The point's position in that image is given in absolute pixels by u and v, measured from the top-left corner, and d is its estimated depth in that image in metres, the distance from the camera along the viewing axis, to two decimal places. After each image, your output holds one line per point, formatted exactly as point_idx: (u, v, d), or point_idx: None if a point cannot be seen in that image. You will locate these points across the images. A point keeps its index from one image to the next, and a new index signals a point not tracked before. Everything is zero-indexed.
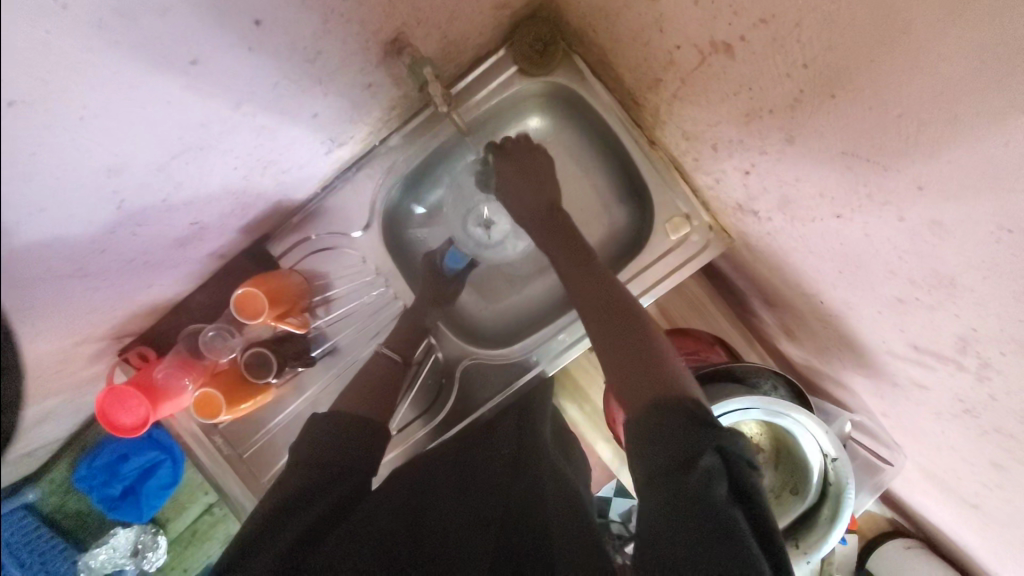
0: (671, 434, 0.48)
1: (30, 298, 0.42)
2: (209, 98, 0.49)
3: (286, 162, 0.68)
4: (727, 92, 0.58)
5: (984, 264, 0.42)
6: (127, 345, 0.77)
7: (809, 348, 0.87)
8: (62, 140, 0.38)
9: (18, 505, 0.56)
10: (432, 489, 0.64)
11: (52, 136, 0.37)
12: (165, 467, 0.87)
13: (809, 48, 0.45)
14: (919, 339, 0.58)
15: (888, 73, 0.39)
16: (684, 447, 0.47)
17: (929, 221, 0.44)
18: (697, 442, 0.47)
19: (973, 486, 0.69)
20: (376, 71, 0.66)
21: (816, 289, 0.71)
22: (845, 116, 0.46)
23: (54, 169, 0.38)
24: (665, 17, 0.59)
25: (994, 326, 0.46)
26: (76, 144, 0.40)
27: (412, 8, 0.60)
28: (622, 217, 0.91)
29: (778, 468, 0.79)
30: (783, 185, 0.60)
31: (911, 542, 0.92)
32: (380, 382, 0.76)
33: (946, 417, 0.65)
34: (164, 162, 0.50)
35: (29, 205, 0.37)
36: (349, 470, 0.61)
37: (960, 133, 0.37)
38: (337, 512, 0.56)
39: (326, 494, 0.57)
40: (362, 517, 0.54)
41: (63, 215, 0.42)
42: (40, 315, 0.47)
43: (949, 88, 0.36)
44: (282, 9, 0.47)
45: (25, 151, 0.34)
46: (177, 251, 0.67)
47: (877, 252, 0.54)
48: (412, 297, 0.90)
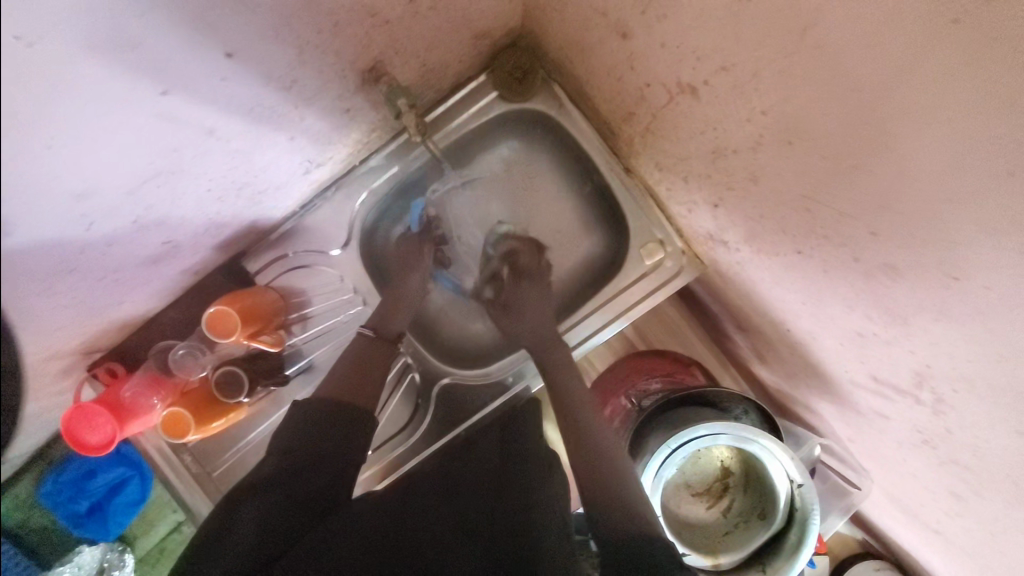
0: (650, 558, 0.49)
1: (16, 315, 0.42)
2: (181, 125, 0.49)
3: (262, 182, 0.69)
4: (693, 130, 0.60)
5: (934, 305, 0.44)
6: (97, 360, 0.75)
7: (779, 372, 0.89)
8: (50, 178, 0.37)
9: None
10: (418, 499, 0.62)
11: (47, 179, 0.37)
12: (133, 484, 0.88)
13: (767, 96, 0.46)
14: (879, 371, 0.59)
15: (839, 125, 0.41)
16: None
17: (881, 263, 0.46)
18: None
19: (935, 513, 0.70)
20: (354, 97, 0.67)
21: (782, 318, 0.73)
22: (802, 160, 0.47)
23: (46, 203, 0.38)
24: (636, 56, 0.60)
25: (946, 364, 0.48)
26: (59, 176, 0.39)
27: (389, 39, 0.61)
28: (600, 240, 0.92)
29: (748, 493, 0.80)
30: (747, 219, 0.62)
31: (879, 565, 0.93)
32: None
33: (906, 446, 0.66)
34: (135, 186, 0.50)
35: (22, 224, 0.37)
36: (324, 460, 0.59)
37: (903, 184, 0.39)
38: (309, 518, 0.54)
39: (297, 488, 0.55)
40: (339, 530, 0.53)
41: (37, 244, 0.41)
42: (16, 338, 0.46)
43: (891, 142, 0.38)
44: (254, 41, 0.48)
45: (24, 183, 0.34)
46: (149, 269, 0.66)
47: (836, 289, 0.55)
48: (376, 297, 0.89)
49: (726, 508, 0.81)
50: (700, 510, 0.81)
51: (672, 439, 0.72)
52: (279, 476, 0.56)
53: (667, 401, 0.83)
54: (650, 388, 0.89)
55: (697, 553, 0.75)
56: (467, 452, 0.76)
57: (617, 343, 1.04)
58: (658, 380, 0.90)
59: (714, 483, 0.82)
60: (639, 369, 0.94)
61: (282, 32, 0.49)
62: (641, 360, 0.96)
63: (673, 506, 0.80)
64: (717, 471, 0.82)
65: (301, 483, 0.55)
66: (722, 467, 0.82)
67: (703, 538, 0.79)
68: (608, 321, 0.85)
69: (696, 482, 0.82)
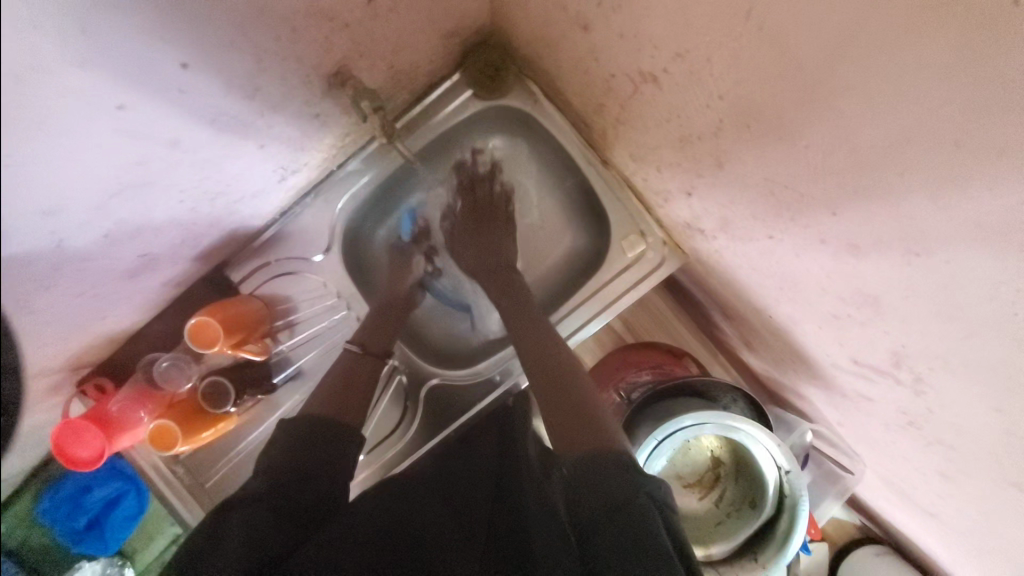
0: (609, 478, 0.53)
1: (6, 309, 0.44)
2: (142, 139, 0.49)
3: (236, 190, 0.69)
4: (659, 119, 0.60)
5: (900, 283, 0.43)
6: (87, 375, 0.75)
7: (768, 359, 0.88)
8: (9, 198, 0.37)
9: None
10: (408, 497, 0.62)
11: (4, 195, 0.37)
12: (130, 498, 0.86)
13: (721, 81, 0.46)
14: (858, 353, 0.59)
15: (792, 105, 0.41)
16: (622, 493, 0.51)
17: (847, 242, 0.45)
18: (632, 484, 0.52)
19: (927, 494, 0.70)
20: (322, 101, 0.68)
21: (764, 305, 0.73)
22: (762, 143, 0.47)
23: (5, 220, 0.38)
24: (599, 48, 0.60)
25: (921, 343, 0.47)
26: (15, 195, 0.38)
27: (352, 43, 0.61)
28: (582, 235, 0.92)
29: (739, 482, 0.80)
30: (720, 206, 0.62)
31: (880, 550, 0.92)
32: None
33: (893, 427, 0.65)
34: (104, 199, 0.50)
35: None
36: (312, 476, 0.59)
37: (857, 162, 0.39)
38: (302, 526, 0.53)
39: (293, 504, 0.54)
40: (343, 531, 0.52)
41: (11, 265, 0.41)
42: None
43: (842, 120, 0.37)
44: (210, 50, 0.48)
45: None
46: (128, 282, 0.67)
47: (809, 272, 0.55)
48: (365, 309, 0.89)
49: (719, 498, 0.80)
50: (692, 502, 0.81)
51: (656, 432, 0.72)
52: (272, 493, 0.55)
53: (654, 394, 0.82)
54: (639, 380, 0.89)
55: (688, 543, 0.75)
56: (461, 453, 0.76)
57: (606, 337, 1.04)
58: (647, 372, 0.89)
59: (705, 474, 0.82)
60: (628, 363, 0.94)
61: (238, 41, 0.50)
62: (631, 353, 0.95)
63: None
64: (708, 461, 0.82)
65: (298, 499, 0.55)
66: (712, 457, 0.82)
67: (696, 529, 0.79)
68: (593, 315, 0.85)
69: (688, 473, 0.82)
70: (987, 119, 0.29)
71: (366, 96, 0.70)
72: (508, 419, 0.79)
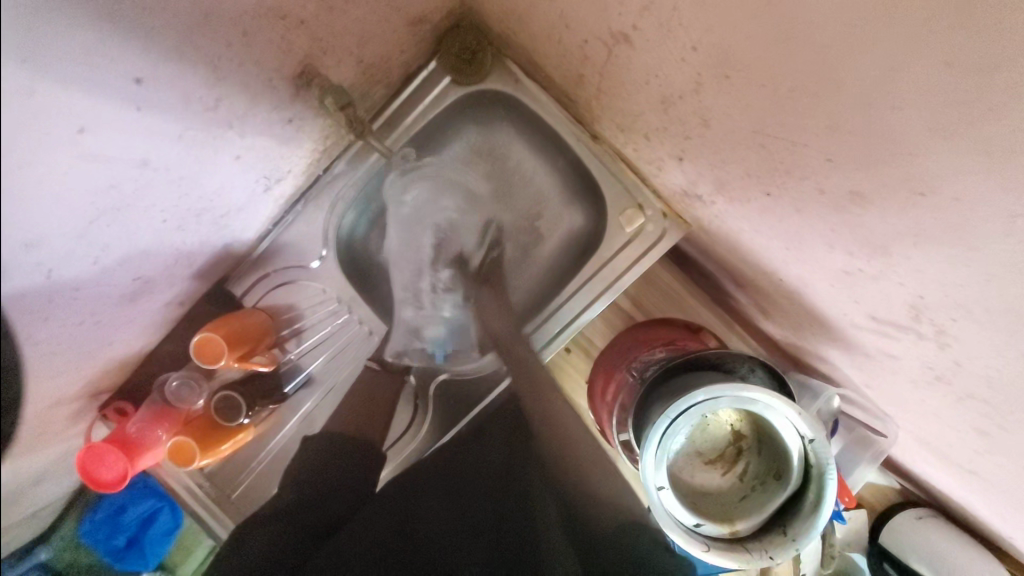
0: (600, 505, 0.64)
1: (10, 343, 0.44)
2: (111, 160, 0.49)
3: (220, 205, 0.70)
4: (638, 82, 0.57)
5: (909, 230, 0.40)
6: (108, 399, 0.75)
7: (785, 325, 0.85)
8: None
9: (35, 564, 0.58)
10: (418, 508, 0.62)
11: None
12: (165, 514, 0.90)
13: (692, 30, 0.43)
14: (876, 310, 0.55)
15: (768, 45, 0.38)
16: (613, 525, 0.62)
17: (848, 190, 0.42)
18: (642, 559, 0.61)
19: (964, 452, 0.65)
20: (292, 105, 0.69)
21: (772, 268, 0.69)
22: (744, 92, 0.44)
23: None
24: (567, 15, 0.58)
25: (937, 291, 0.44)
26: None
27: (312, 39, 0.62)
28: (581, 216, 0.90)
29: (762, 454, 0.76)
30: (713, 168, 0.59)
31: (923, 512, 0.88)
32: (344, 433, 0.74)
33: (922, 385, 0.62)
34: (83, 227, 0.50)
35: None
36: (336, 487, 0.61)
37: (845, 98, 0.36)
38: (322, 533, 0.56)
39: (311, 514, 0.57)
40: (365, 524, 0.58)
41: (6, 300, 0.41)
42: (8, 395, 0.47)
43: (825, 54, 0.34)
44: (162, 64, 0.48)
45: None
46: (129, 307, 0.67)
47: (812, 227, 0.51)
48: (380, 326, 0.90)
49: (742, 472, 0.77)
50: (715, 478, 0.77)
51: (670, 408, 0.69)
52: (303, 501, 0.59)
53: (666, 372, 0.78)
54: (654, 358, 0.85)
55: (712, 521, 0.72)
56: (471, 447, 0.75)
57: (615, 318, 1.01)
58: (660, 349, 0.86)
59: (726, 448, 0.78)
60: (640, 342, 0.91)
61: (187, 49, 0.49)
62: (643, 332, 0.93)
63: (685, 476, 0.77)
64: (728, 435, 0.78)
65: (325, 505, 0.59)
66: (732, 431, 0.78)
67: (718, 504, 0.75)
68: (596, 296, 0.84)
69: (708, 449, 0.78)
70: (967, 21, 0.26)
71: (331, 93, 0.71)
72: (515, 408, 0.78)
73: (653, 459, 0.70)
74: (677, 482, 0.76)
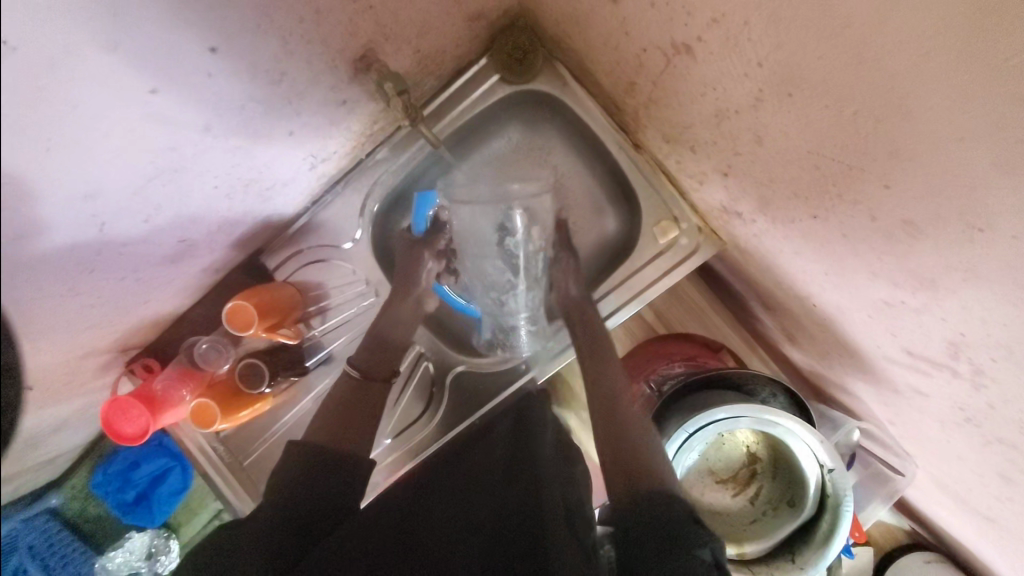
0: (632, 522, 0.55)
1: (36, 291, 0.44)
2: (175, 124, 0.51)
3: (266, 177, 0.72)
4: (694, 94, 0.58)
5: (961, 265, 0.39)
6: (135, 355, 0.78)
7: (811, 352, 0.84)
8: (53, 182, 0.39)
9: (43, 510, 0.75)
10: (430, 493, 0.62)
11: (42, 178, 0.38)
12: (175, 474, 0.94)
13: (760, 46, 0.44)
14: (912, 344, 0.55)
15: (837, 68, 0.38)
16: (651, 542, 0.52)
17: (901, 220, 0.42)
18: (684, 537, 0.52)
19: (986, 500, 0.63)
20: (349, 87, 0.70)
21: (807, 293, 0.69)
22: (806, 112, 0.44)
23: (43, 207, 0.39)
24: (628, 21, 0.59)
25: (981, 331, 0.43)
26: (50, 175, 0.39)
27: (376, 25, 0.63)
28: (614, 223, 0.90)
29: (777, 479, 0.76)
30: (759, 186, 0.59)
31: (931, 557, 0.86)
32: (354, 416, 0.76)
33: (950, 426, 0.61)
34: (140, 184, 0.51)
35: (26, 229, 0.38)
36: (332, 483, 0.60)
37: (914, 128, 0.35)
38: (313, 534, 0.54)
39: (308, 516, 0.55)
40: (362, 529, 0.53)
41: (54, 241, 0.43)
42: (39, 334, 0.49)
43: (894, 81, 0.34)
44: (237, 35, 0.49)
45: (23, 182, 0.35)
46: (170, 268, 0.69)
47: (857, 254, 0.51)
48: (384, 287, 0.90)
49: (754, 495, 0.77)
50: (724, 498, 0.77)
51: (687, 423, 0.69)
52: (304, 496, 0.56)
53: (687, 386, 0.78)
54: (671, 372, 0.85)
55: None
56: (482, 444, 0.75)
57: (636, 328, 1.01)
58: (680, 364, 0.85)
59: (740, 470, 0.78)
60: (658, 355, 0.90)
61: (262, 23, 0.51)
62: (661, 346, 0.92)
63: (696, 494, 0.77)
64: (743, 456, 0.78)
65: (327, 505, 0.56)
66: (747, 453, 0.78)
67: (727, 525, 0.74)
68: (622, 304, 0.85)
69: (721, 468, 0.78)
70: None
71: (389, 78, 0.72)
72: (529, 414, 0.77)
73: None
74: (687, 498, 0.76)
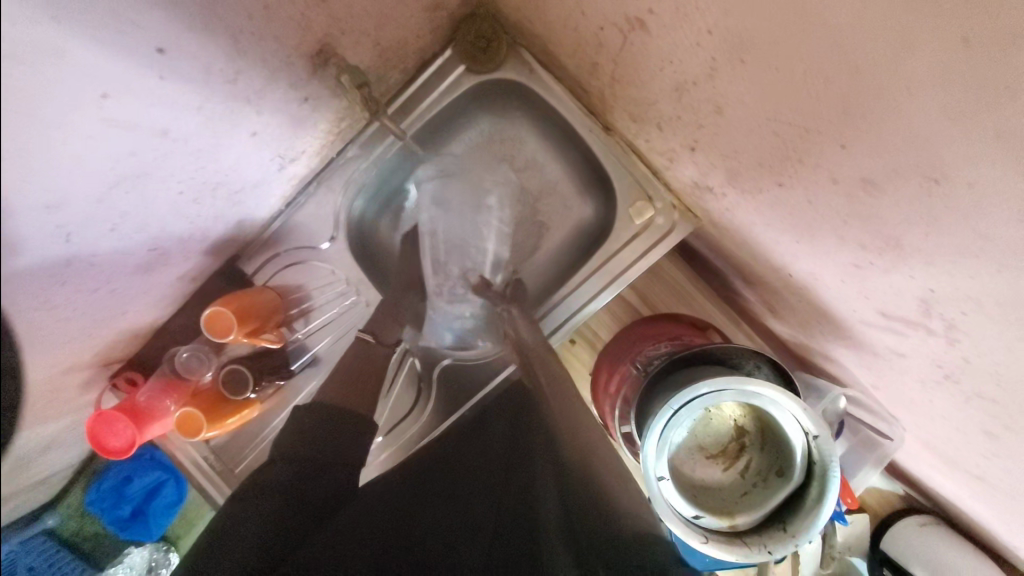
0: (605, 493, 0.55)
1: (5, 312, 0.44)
2: (131, 128, 0.50)
3: (235, 180, 0.71)
4: (653, 69, 0.57)
5: (923, 220, 0.40)
6: (119, 369, 0.78)
7: (792, 324, 0.84)
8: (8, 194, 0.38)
9: (41, 532, 0.77)
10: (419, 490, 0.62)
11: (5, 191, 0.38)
12: (170, 487, 0.92)
13: (708, 14, 0.44)
14: (885, 306, 0.55)
15: (783, 29, 0.38)
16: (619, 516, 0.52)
17: (862, 179, 0.42)
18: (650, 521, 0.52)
19: (971, 457, 0.64)
20: (310, 83, 0.70)
21: (782, 263, 0.69)
22: (758, 77, 0.44)
23: (14, 217, 0.39)
24: (583, 0, 0.59)
25: (949, 285, 0.43)
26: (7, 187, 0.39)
27: (331, 18, 0.63)
28: (590, 207, 0.90)
29: (765, 450, 0.76)
30: (725, 159, 0.60)
31: (925, 521, 0.87)
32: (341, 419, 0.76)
33: (929, 385, 0.61)
34: (102, 192, 0.51)
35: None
36: (328, 466, 0.60)
37: (859, 80, 0.35)
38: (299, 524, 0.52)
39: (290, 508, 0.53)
40: (351, 528, 0.52)
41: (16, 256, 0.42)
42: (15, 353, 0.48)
43: (840, 36, 0.34)
44: (186, 33, 0.49)
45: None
46: (144, 278, 0.68)
47: (824, 218, 0.51)
48: (376, 296, 0.91)
49: (744, 468, 0.76)
50: (715, 474, 0.77)
51: (672, 400, 0.69)
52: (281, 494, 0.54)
53: (671, 365, 0.78)
54: (656, 352, 0.85)
55: (712, 514, 0.72)
56: (471, 438, 0.75)
57: (621, 312, 1.01)
58: (665, 344, 0.85)
59: (729, 444, 0.78)
60: (644, 337, 0.91)
61: (211, 19, 0.50)
62: (647, 328, 0.92)
63: (686, 470, 0.77)
64: (731, 430, 0.78)
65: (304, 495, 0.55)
66: (735, 426, 0.78)
67: (719, 499, 0.75)
68: (603, 286, 0.85)
69: (710, 444, 0.78)
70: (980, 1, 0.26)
71: (350, 72, 0.71)
72: (516, 408, 0.77)
73: (654, 449, 0.70)
74: (678, 476, 0.76)
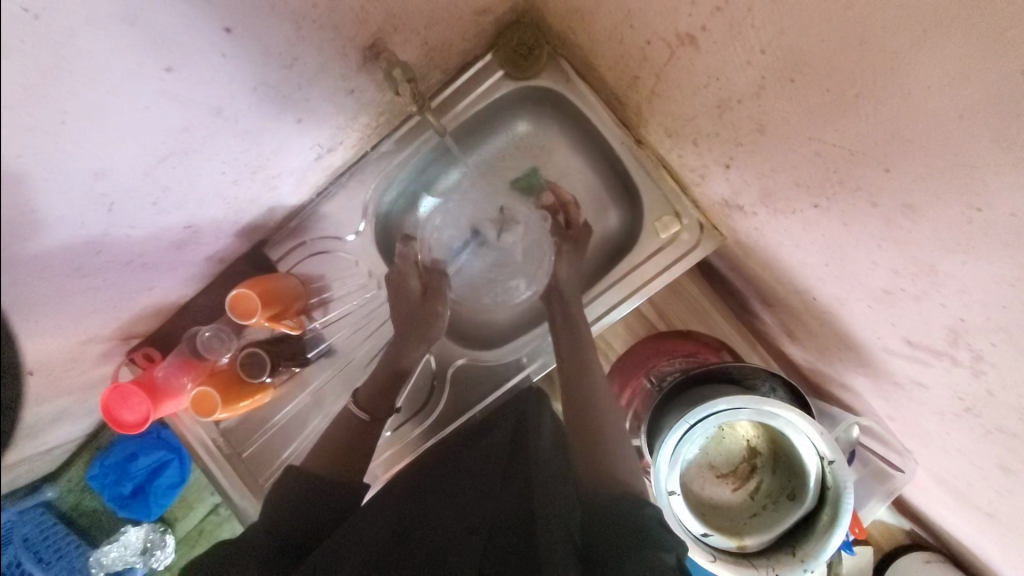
0: (613, 516, 0.53)
1: (43, 271, 0.44)
2: (187, 105, 0.52)
3: (274, 166, 0.73)
4: (697, 85, 0.59)
5: (960, 245, 0.40)
6: (136, 346, 0.78)
7: (811, 349, 0.84)
8: (59, 151, 0.39)
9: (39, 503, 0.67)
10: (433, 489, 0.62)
11: (58, 150, 0.39)
12: (172, 467, 0.94)
13: (764, 32, 0.46)
14: (911, 333, 0.55)
15: (839, 50, 0.40)
16: (631, 532, 0.50)
17: (901, 204, 0.43)
18: (665, 537, 0.50)
19: (985, 494, 0.63)
20: (357, 76, 0.71)
21: (808, 286, 0.69)
22: (807, 97, 0.46)
23: (61, 176, 0.40)
24: (633, 13, 0.60)
25: (980, 314, 0.43)
26: (61, 147, 0.40)
27: (385, 14, 0.64)
28: (616, 219, 0.91)
29: (777, 472, 0.76)
30: (761, 177, 0.61)
31: (931, 557, 0.85)
32: (350, 423, 0.77)
33: (949, 418, 0.61)
34: (150, 166, 0.52)
35: (37, 202, 0.38)
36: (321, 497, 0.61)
37: (909, 101, 0.36)
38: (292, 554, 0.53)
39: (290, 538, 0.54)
40: (359, 531, 0.52)
41: (62, 217, 0.43)
42: (42, 314, 0.48)
43: (897, 61, 0.36)
44: (250, 15, 0.50)
45: (24, 155, 0.35)
46: (175, 254, 0.69)
47: (858, 241, 0.52)
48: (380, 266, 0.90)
49: (754, 489, 0.77)
50: (725, 492, 0.77)
51: (688, 416, 0.69)
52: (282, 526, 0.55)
53: (686, 381, 0.78)
54: (670, 368, 0.85)
55: (721, 533, 0.72)
56: (482, 438, 0.75)
57: (637, 325, 1.02)
58: (679, 360, 0.85)
59: (740, 464, 0.78)
60: (660, 352, 0.91)
61: (276, 6, 0.52)
62: (663, 343, 0.92)
63: (696, 488, 0.77)
64: (743, 450, 0.78)
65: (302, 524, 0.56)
66: (748, 446, 0.78)
67: (726, 518, 0.75)
68: (623, 297, 0.85)
69: (722, 463, 0.78)
70: None
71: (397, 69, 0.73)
72: (524, 414, 0.77)
73: (665, 463, 0.69)
74: (688, 492, 0.76)
